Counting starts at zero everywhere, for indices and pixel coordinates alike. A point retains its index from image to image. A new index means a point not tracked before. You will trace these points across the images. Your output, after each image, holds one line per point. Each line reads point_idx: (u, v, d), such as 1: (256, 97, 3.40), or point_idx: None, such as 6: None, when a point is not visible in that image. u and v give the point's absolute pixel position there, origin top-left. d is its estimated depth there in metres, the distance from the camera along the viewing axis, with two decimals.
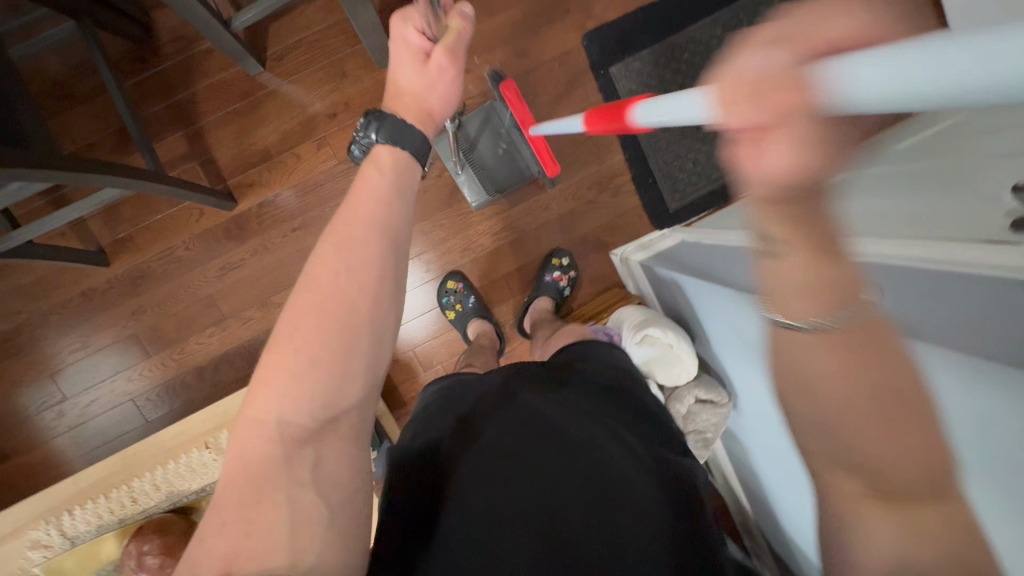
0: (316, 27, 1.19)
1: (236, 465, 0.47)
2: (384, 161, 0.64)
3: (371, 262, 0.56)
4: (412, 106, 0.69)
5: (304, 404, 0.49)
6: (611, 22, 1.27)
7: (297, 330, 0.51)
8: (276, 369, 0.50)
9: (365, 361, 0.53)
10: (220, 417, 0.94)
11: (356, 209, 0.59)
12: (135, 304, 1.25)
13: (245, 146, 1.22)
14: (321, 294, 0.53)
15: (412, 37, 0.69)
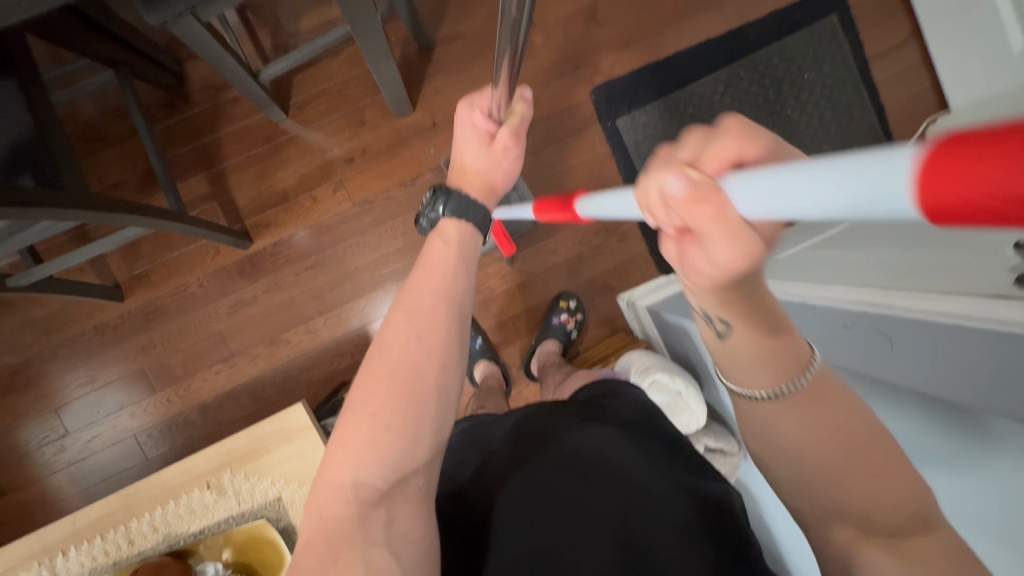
0: (338, 78, 1.26)
1: (315, 527, 0.46)
2: (451, 235, 0.61)
3: (441, 326, 0.53)
4: (476, 184, 0.66)
5: (379, 466, 0.47)
6: (618, 78, 1.34)
7: (373, 394, 0.49)
8: (354, 432, 0.48)
9: (436, 425, 0.51)
10: (224, 456, 0.91)
11: (426, 271, 0.57)
12: (146, 340, 1.27)
13: (264, 189, 1.26)
14: (394, 359, 0.51)
15: (480, 121, 0.65)
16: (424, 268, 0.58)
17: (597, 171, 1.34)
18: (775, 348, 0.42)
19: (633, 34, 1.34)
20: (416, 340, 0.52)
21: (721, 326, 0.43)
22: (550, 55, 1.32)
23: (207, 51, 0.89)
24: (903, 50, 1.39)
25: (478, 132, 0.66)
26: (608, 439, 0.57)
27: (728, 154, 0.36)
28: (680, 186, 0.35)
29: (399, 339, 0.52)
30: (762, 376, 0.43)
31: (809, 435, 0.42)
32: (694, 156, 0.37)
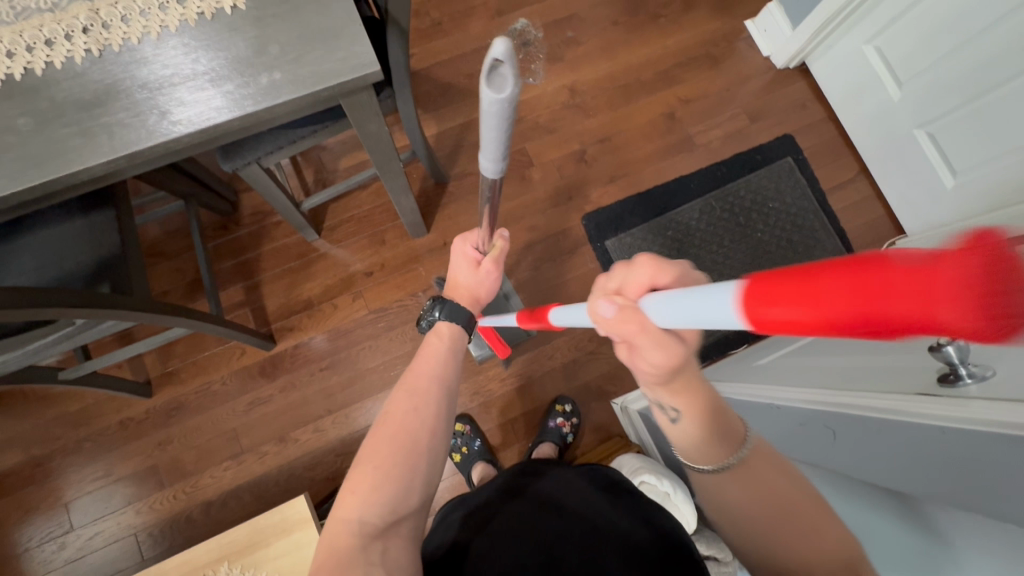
0: (366, 206, 1.48)
1: (326, 556, 0.56)
2: (444, 332, 0.76)
3: (434, 400, 0.67)
4: (463, 294, 0.83)
5: (379, 508, 0.58)
6: (605, 206, 1.54)
7: (376, 450, 0.62)
8: (361, 479, 0.60)
9: (426, 477, 0.63)
10: (224, 548, 0.94)
11: (424, 359, 0.73)
12: (164, 436, 1.34)
13: (292, 297, 1.43)
14: (396, 424, 0.64)
15: (470, 251, 0.81)
16: (423, 355, 0.73)
17: (590, 284, 1.49)
18: (715, 430, 0.54)
19: (618, 171, 1.57)
20: (414, 408, 0.65)
21: (673, 413, 0.53)
22: (546, 188, 1.55)
23: (264, 189, 1.10)
24: (856, 184, 1.60)
25: (467, 257, 0.82)
26: (584, 491, 0.76)
27: (645, 283, 0.45)
28: (612, 311, 0.44)
29: (399, 406, 0.65)
30: (710, 451, 0.55)
31: (745, 498, 0.54)
32: (620, 284, 0.47)
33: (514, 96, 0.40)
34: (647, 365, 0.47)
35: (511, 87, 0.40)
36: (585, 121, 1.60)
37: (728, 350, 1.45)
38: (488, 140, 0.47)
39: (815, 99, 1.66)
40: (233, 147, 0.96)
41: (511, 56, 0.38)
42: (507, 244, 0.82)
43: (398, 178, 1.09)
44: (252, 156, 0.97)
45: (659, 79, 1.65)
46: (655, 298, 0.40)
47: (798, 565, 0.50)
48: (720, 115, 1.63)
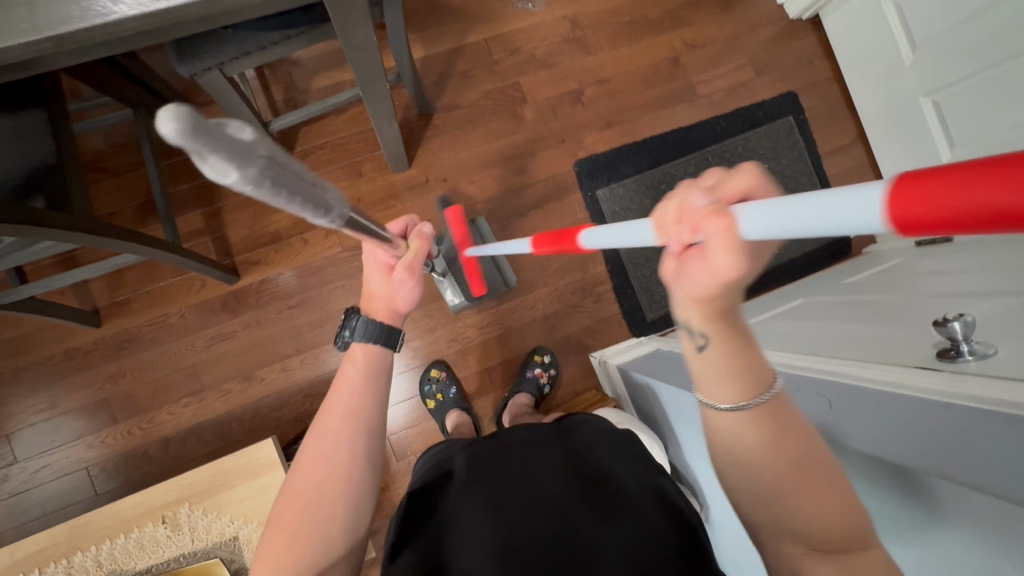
0: (342, 132, 1.35)
1: None
2: (359, 358, 0.71)
3: (344, 441, 0.65)
4: (381, 308, 0.75)
5: (297, 564, 0.56)
6: (599, 153, 1.46)
7: (286, 510, 0.60)
8: (272, 542, 0.58)
9: (345, 524, 0.61)
10: (186, 489, 0.88)
11: (337, 394, 0.68)
12: (115, 368, 1.25)
13: (257, 228, 1.31)
14: (306, 477, 0.62)
15: (381, 255, 0.76)
16: (335, 392, 0.69)
17: (577, 235, 1.43)
18: (745, 365, 0.44)
19: (615, 117, 1.48)
20: (323, 458, 0.63)
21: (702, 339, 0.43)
22: (539, 130, 1.45)
23: (227, 100, 0.97)
24: (852, 151, 1.57)
25: (377, 264, 0.76)
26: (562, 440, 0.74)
27: (743, 190, 0.38)
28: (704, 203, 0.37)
29: (309, 461, 0.63)
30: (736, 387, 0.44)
31: (759, 445, 0.45)
32: (719, 183, 0.39)
33: (253, 179, 0.40)
34: (707, 279, 0.38)
35: (235, 175, 0.38)
36: (585, 58, 1.48)
37: None
38: (293, 208, 0.49)
39: (823, 55, 1.58)
40: (197, 49, 0.83)
41: (190, 144, 0.32)
42: (423, 246, 0.77)
43: (381, 103, 0.97)
44: (218, 59, 0.84)
45: (666, 18, 1.53)
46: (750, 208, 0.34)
47: (798, 528, 0.44)
48: (725, 65, 1.54)
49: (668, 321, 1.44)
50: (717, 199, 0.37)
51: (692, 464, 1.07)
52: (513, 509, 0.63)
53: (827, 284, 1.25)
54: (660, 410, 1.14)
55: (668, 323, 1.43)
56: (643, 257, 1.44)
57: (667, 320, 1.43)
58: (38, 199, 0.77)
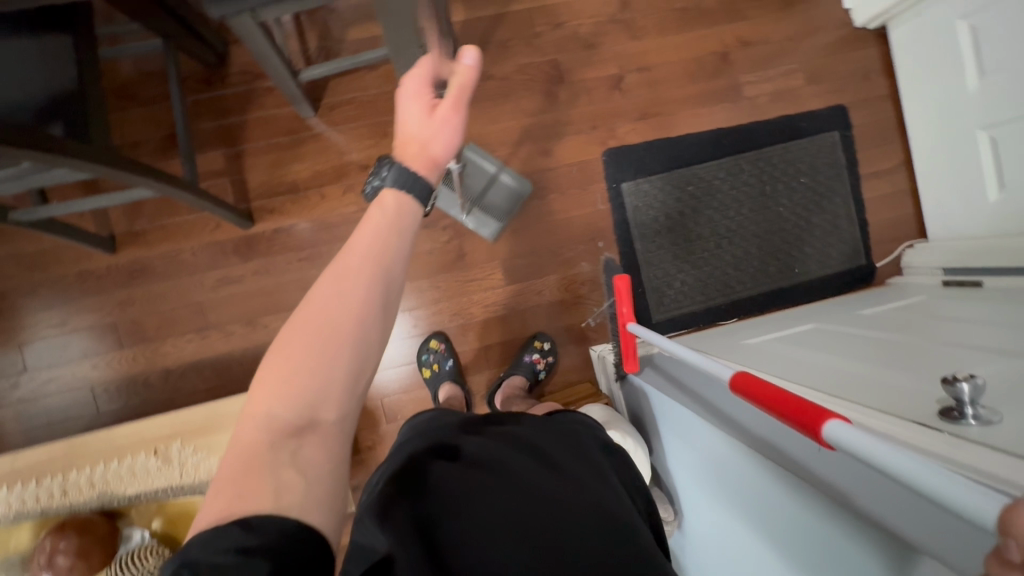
0: (371, 90, 1.33)
1: (228, 458, 0.41)
2: (387, 203, 0.53)
3: (370, 284, 0.47)
4: (417, 152, 0.59)
5: (294, 405, 0.43)
6: (630, 145, 1.42)
7: (283, 346, 0.44)
8: (265, 375, 0.44)
9: (353, 381, 0.45)
10: (179, 426, 0.91)
11: (366, 226, 0.50)
12: (125, 296, 1.28)
13: (277, 176, 1.31)
14: (317, 311, 0.45)
15: (422, 90, 0.63)
16: (371, 222, 0.51)
17: (594, 225, 1.41)
18: None
19: (652, 108, 1.43)
20: (343, 295, 0.46)
21: None
22: (572, 113, 1.40)
23: (250, 42, 0.94)
24: (893, 175, 1.50)
25: (418, 94, 0.63)
26: (563, 439, 0.68)
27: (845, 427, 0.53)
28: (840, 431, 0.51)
29: (323, 294, 0.46)
30: None
31: None
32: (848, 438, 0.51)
33: None
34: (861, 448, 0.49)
35: None
36: (630, 42, 1.42)
37: (716, 320, 1.43)
38: None
39: (881, 71, 1.50)
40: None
41: None
42: (473, 77, 0.63)
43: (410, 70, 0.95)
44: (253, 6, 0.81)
45: (722, 10, 1.45)
46: (842, 428, 0.51)
47: None
48: (776, 68, 1.47)
49: (673, 325, 1.42)
50: (839, 435, 0.51)
51: (674, 471, 1.07)
52: (511, 500, 0.55)
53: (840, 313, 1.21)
54: (650, 414, 1.15)
55: (673, 327, 1.42)
56: (658, 256, 1.41)
57: (672, 324, 1.42)
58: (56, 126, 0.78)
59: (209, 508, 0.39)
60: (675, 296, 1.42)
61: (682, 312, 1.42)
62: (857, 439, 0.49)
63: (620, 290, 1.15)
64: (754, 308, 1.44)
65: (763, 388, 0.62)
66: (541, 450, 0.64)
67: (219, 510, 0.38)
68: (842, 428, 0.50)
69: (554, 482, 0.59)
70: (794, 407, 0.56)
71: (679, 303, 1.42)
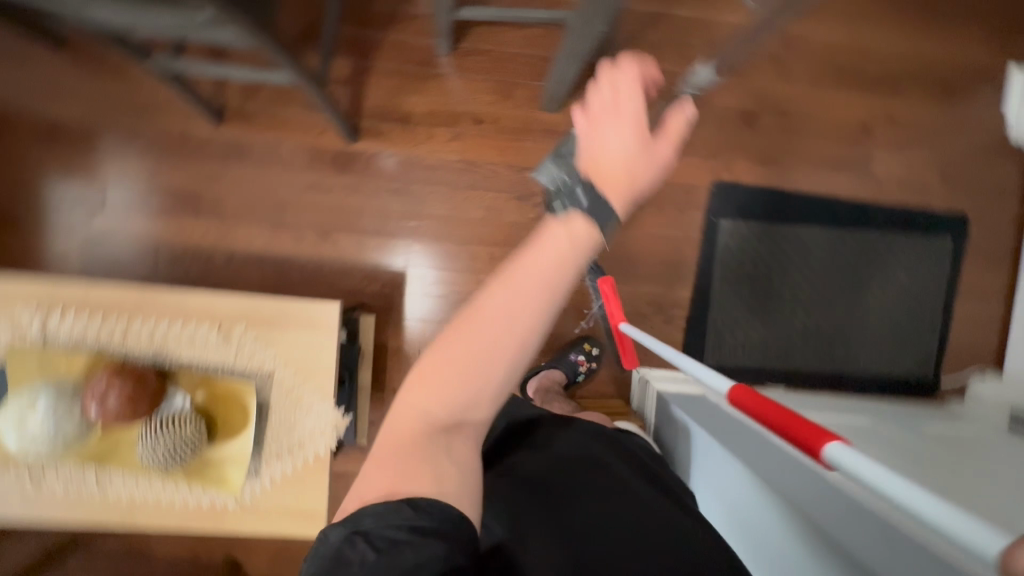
0: (511, 48, 1.30)
1: (389, 436, 0.52)
2: (571, 231, 0.49)
3: (530, 315, 0.48)
4: (617, 180, 0.52)
5: (449, 406, 0.51)
6: (741, 184, 1.38)
7: (448, 355, 0.50)
8: (425, 373, 0.51)
9: (500, 388, 0.51)
10: (247, 310, 0.91)
11: (537, 248, 0.49)
12: (217, 170, 1.29)
13: (393, 102, 1.30)
14: (478, 331, 0.49)
15: (641, 117, 0.55)
16: (547, 239, 0.49)
17: (679, 251, 1.38)
18: None
19: (775, 155, 1.38)
20: (510, 312, 0.48)
21: None
22: (696, 135, 1.37)
23: None
24: (991, 301, 1.44)
25: (626, 110, 0.55)
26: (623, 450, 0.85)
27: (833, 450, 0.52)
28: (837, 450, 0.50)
29: (490, 309, 0.49)
30: None
31: None
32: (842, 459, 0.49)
33: None
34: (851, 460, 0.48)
35: None
36: (778, 84, 1.37)
37: (765, 383, 1.39)
38: None
39: (1016, 194, 1.43)
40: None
41: None
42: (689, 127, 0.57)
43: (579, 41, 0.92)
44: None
45: (878, 81, 1.39)
46: (840, 446, 0.50)
47: None
48: (913, 157, 1.41)
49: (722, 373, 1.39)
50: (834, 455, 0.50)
51: None
52: (579, 485, 0.71)
53: (900, 419, 1.17)
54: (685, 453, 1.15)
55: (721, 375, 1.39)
56: (731, 302, 1.38)
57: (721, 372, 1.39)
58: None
59: (377, 476, 0.50)
60: (734, 346, 1.38)
61: (734, 363, 1.39)
62: (858, 459, 0.48)
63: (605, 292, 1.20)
64: (806, 384, 1.40)
65: (761, 403, 0.60)
66: (606, 453, 0.81)
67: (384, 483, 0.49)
68: (842, 448, 0.49)
69: (614, 475, 0.75)
70: (791, 422, 0.55)
71: (735, 354, 1.38)
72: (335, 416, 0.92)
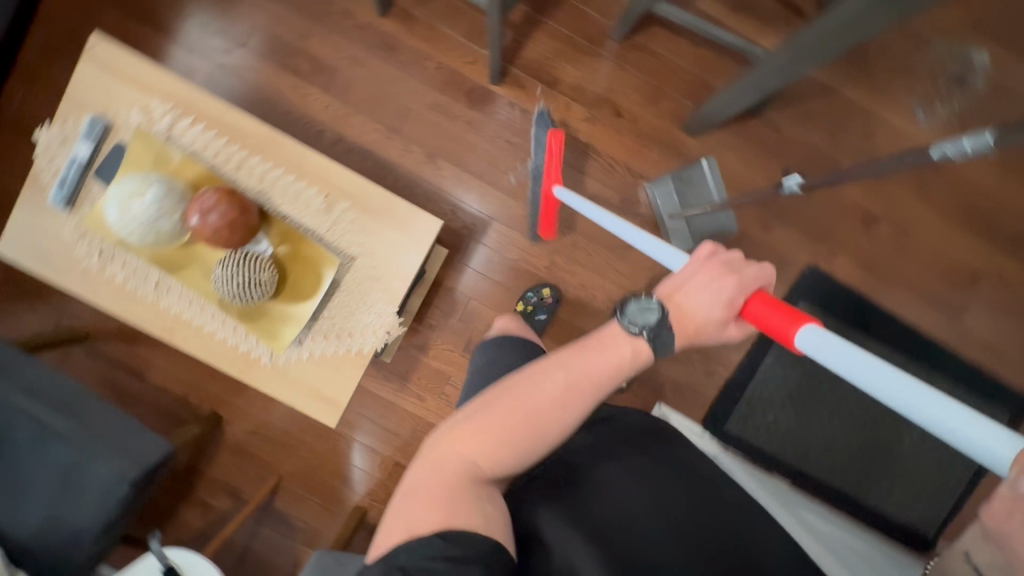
0: (677, 59, 1.29)
1: (431, 476, 0.57)
2: (631, 352, 0.64)
3: (573, 406, 0.61)
4: (679, 318, 0.64)
5: (495, 461, 0.59)
6: (835, 278, 1.35)
7: (505, 422, 0.60)
8: (475, 423, 0.60)
9: (536, 453, 0.61)
10: (356, 191, 0.92)
11: (593, 352, 0.64)
12: (359, 55, 1.29)
13: (547, 63, 1.30)
14: (521, 410, 0.60)
15: (728, 266, 0.65)
16: (598, 350, 0.64)
17: None
18: None
19: (877, 266, 1.36)
20: (552, 410, 0.61)
21: None
22: (812, 215, 1.34)
23: None
24: None
25: (733, 284, 0.64)
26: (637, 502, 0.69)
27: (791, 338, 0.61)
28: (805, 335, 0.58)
29: (534, 403, 0.60)
30: None
31: None
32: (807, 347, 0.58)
33: None
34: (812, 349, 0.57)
35: None
36: (911, 200, 1.34)
37: (773, 472, 1.37)
38: None
39: None
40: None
41: None
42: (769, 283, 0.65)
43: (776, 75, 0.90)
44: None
45: (1006, 239, 1.36)
46: (810, 330, 0.58)
47: None
48: (1006, 324, 1.37)
49: (737, 445, 1.37)
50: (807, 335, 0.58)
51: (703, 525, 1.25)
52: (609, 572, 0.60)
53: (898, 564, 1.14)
54: None
55: (735, 446, 1.37)
56: (775, 382, 1.36)
57: (737, 444, 1.37)
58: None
59: (412, 516, 0.54)
60: (758, 424, 1.37)
61: (754, 440, 1.37)
62: (827, 345, 0.56)
63: (551, 146, 1.22)
64: (810, 490, 1.38)
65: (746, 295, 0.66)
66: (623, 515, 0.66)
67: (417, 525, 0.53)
68: (816, 334, 0.57)
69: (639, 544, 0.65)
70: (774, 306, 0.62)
71: (757, 432, 1.37)
72: (393, 321, 0.93)
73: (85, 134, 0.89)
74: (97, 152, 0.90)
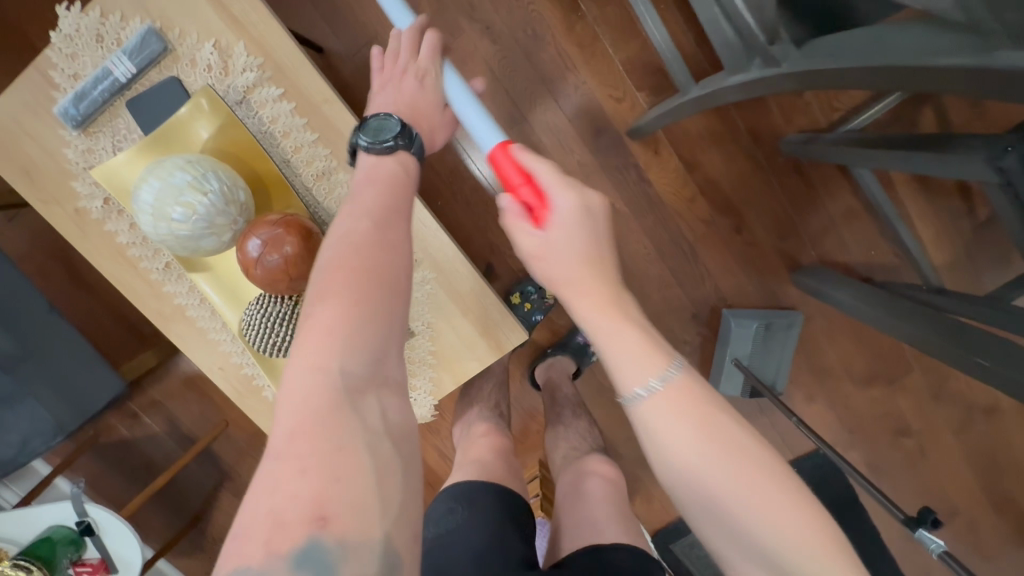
0: (826, 201, 1.13)
1: (298, 418, 0.37)
2: (383, 172, 0.53)
3: (400, 227, 0.48)
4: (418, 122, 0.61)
5: (367, 348, 0.41)
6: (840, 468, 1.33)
7: (343, 285, 0.42)
8: (308, 323, 0.41)
9: (403, 310, 0.45)
10: (449, 266, 0.73)
11: (372, 182, 0.51)
12: (495, 30, 1.03)
13: (695, 139, 1.10)
14: (356, 250, 0.44)
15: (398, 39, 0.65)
16: (388, 184, 0.52)
17: None
18: None
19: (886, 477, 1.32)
20: (386, 244, 0.46)
21: None
22: (858, 407, 1.27)
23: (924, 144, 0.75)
24: None
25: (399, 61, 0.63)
26: None
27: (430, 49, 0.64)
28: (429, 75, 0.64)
29: (370, 239, 0.45)
30: None
31: None
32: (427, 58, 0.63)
33: None
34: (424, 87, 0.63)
35: None
36: (951, 434, 1.29)
37: None
38: None
39: None
40: None
41: None
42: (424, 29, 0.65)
43: (945, 353, 0.78)
44: None
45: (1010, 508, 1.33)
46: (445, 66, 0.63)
47: None
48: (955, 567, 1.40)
49: None
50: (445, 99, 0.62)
51: None
52: None
53: None
54: None
55: None
56: None
57: None
58: (783, 47, 0.55)
59: (301, 486, 0.34)
60: None
61: None
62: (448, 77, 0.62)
63: None
64: None
65: None
66: None
67: (310, 493, 0.34)
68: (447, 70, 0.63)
69: None
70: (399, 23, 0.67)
71: None
72: (425, 411, 0.79)
73: (131, 49, 0.65)
74: (140, 77, 0.67)
